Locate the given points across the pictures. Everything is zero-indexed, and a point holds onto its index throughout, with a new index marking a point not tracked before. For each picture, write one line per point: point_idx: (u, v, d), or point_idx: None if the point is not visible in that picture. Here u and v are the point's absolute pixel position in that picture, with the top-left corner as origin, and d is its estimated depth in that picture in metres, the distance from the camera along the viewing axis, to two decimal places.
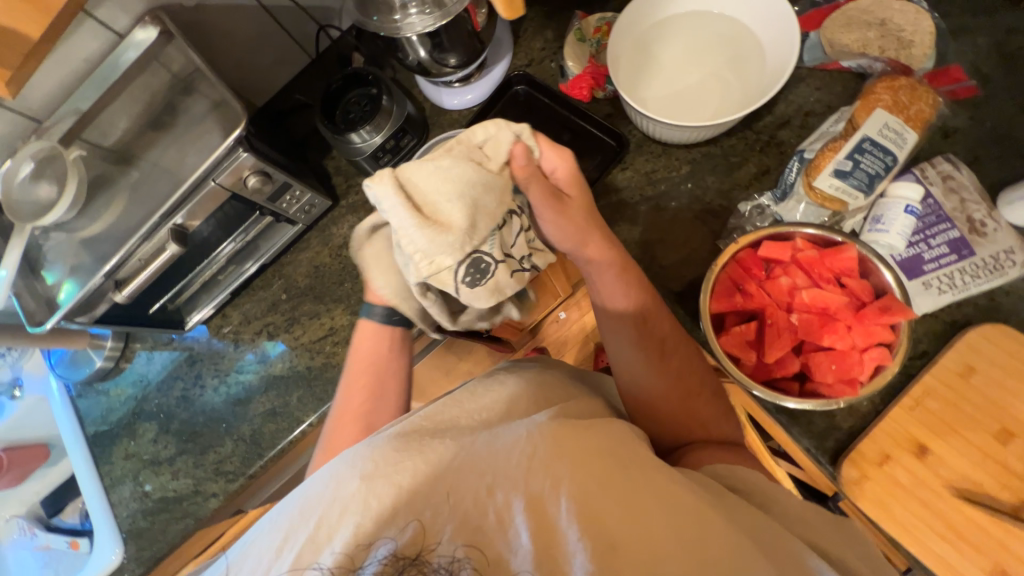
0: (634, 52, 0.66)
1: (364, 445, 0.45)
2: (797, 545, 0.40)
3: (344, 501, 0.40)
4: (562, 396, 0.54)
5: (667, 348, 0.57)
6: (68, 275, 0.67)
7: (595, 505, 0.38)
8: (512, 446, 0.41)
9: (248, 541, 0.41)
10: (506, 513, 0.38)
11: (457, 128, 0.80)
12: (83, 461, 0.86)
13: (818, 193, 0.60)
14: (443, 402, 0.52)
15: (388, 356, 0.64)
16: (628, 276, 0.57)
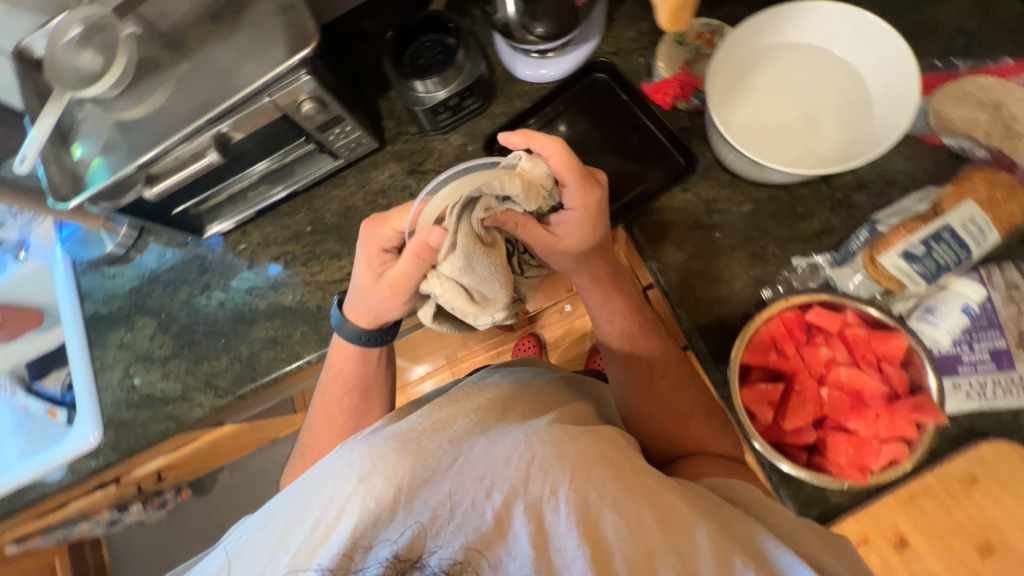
0: (734, 71, 0.62)
1: (362, 445, 0.44)
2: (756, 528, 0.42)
3: (341, 500, 0.39)
4: (555, 402, 0.55)
5: (655, 373, 0.59)
6: (99, 153, 0.64)
7: (591, 506, 0.38)
8: (511, 451, 0.41)
9: (246, 538, 0.42)
10: (506, 515, 0.38)
11: (524, 101, 0.76)
12: (77, 338, 0.86)
13: (879, 270, 0.57)
14: (441, 400, 0.51)
15: (372, 375, 0.67)
16: (613, 303, 0.61)
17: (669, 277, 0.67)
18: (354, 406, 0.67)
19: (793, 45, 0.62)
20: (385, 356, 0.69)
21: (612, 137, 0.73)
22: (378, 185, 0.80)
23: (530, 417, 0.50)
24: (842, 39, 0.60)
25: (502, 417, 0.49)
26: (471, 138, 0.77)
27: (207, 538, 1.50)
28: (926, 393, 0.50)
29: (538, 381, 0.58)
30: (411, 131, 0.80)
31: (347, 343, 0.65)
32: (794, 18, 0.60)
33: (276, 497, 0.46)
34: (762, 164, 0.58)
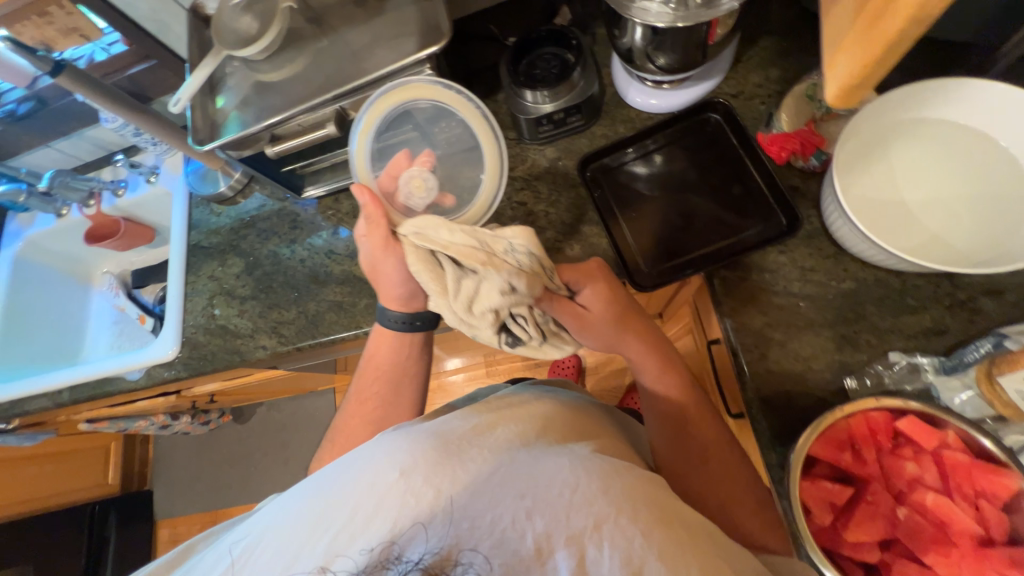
0: (867, 138, 0.57)
1: (404, 437, 0.46)
2: None
3: (381, 493, 0.41)
4: (593, 428, 0.53)
5: (707, 457, 0.54)
6: (236, 108, 0.71)
7: (636, 554, 0.36)
8: (554, 475, 0.41)
9: (284, 509, 0.44)
10: (547, 548, 0.38)
11: (628, 128, 0.75)
12: (179, 262, 0.96)
13: (994, 391, 0.50)
14: (483, 406, 0.52)
15: (404, 364, 0.69)
16: (669, 376, 0.58)
17: (742, 338, 0.63)
18: (396, 384, 0.70)
19: (945, 121, 0.56)
20: (420, 342, 0.70)
21: (711, 180, 0.70)
22: None
23: (571, 439, 0.49)
24: (1010, 125, 0.53)
25: (541, 433, 0.48)
26: (565, 154, 0.76)
27: (234, 463, 1.62)
28: None
29: (575, 404, 0.57)
30: (509, 136, 0.79)
31: (386, 332, 0.68)
32: (956, 93, 0.54)
33: (316, 474, 0.48)
34: (880, 245, 0.53)
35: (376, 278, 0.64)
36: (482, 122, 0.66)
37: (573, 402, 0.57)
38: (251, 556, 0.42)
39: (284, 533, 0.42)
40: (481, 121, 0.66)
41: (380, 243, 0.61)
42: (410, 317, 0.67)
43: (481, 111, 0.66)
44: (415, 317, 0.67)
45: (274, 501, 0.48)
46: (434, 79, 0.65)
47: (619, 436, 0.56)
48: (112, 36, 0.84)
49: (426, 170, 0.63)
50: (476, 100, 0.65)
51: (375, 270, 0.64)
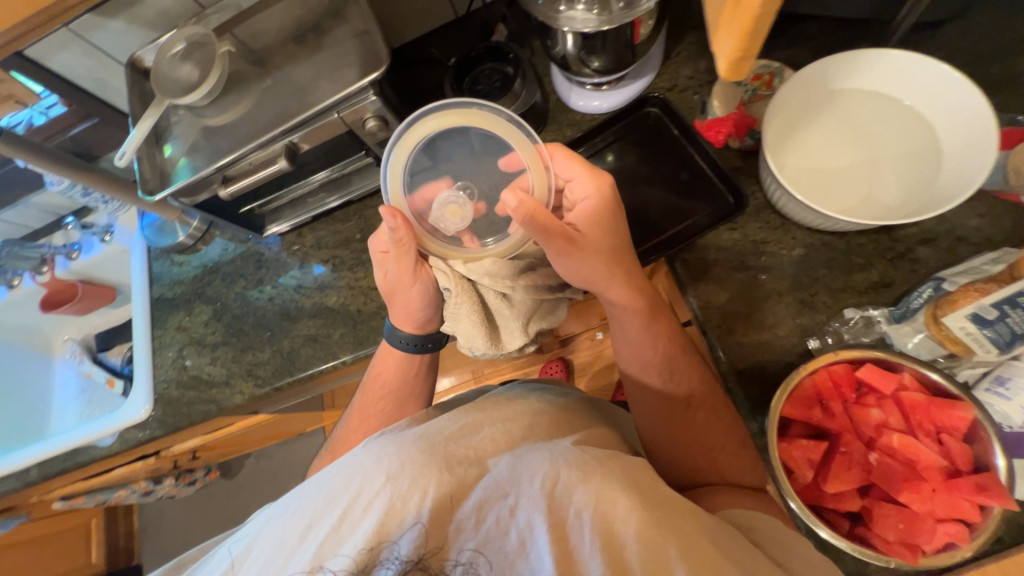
0: (791, 113, 0.61)
1: (392, 443, 0.46)
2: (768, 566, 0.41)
3: (368, 496, 0.40)
4: (578, 422, 0.54)
5: (692, 407, 0.56)
6: (185, 154, 0.71)
7: (619, 537, 0.38)
8: (536, 469, 0.41)
9: (271, 519, 0.44)
10: (530, 537, 0.38)
11: (575, 130, 0.78)
12: (143, 317, 0.94)
13: (943, 331, 0.53)
14: (469, 410, 0.52)
15: (411, 382, 0.70)
16: (658, 334, 0.57)
17: (709, 315, 0.65)
18: (395, 405, 0.68)
19: (856, 90, 0.61)
20: (427, 363, 0.71)
21: (661, 170, 0.73)
22: None
23: (556, 435, 0.50)
24: (914, 86, 0.58)
25: (528, 434, 0.49)
26: None
27: (228, 521, 1.55)
28: (992, 472, 0.45)
29: (559, 399, 0.58)
30: None
31: (393, 350, 0.69)
32: (861, 64, 0.58)
33: (299, 489, 0.47)
34: (819, 211, 0.56)
35: (393, 299, 0.65)
36: (537, 159, 0.59)
37: (560, 398, 0.58)
38: (245, 559, 0.42)
39: (269, 553, 0.41)
40: (539, 166, 0.59)
41: (409, 269, 0.62)
42: (420, 339, 0.67)
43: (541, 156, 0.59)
44: (425, 339, 0.68)
45: (258, 517, 0.47)
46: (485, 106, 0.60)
47: (607, 427, 0.56)
48: (50, 98, 0.84)
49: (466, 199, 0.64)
50: (539, 142, 0.59)
51: (393, 285, 0.64)
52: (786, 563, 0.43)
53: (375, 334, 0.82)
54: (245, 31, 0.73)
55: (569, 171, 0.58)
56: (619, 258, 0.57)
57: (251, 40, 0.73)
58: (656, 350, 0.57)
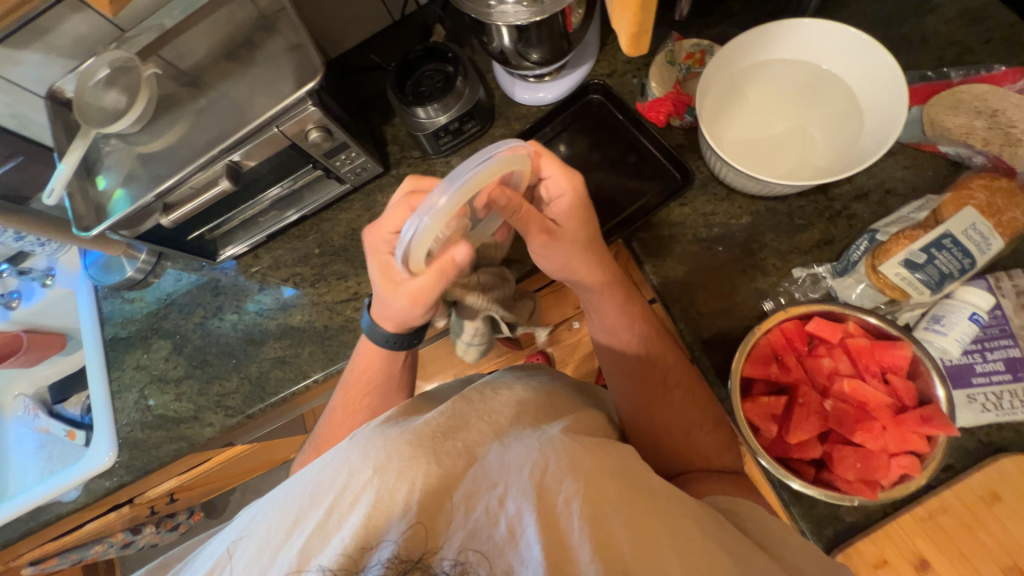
0: (723, 87, 0.64)
1: (378, 434, 0.46)
2: (744, 540, 0.43)
3: (356, 490, 0.41)
4: (563, 405, 0.55)
5: (669, 381, 0.57)
6: (120, 184, 0.67)
7: (605, 522, 0.38)
8: (524, 458, 0.42)
9: (254, 518, 0.43)
10: (519, 527, 0.38)
11: (523, 124, 0.79)
12: (97, 361, 0.89)
13: (880, 279, 0.57)
14: (457, 402, 0.50)
15: (396, 377, 0.66)
16: (622, 311, 0.58)
17: (670, 289, 0.67)
18: (376, 407, 0.65)
19: (780, 60, 0.64)
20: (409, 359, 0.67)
21: (610, 155, 0.75)
22: (384, 208, 0.83)
23: (542, 421, 0.50)
24: (832, 53, 0.61)
25: (515, 421, 0.49)
26: None
27: None
28: (936, 405, 0.48)
29: (545, 382, 0.58)
30: (415, 155, 0.83)
31: (372, 345, 0.64)
32: (781, 34, 0.61)
33: (280, 485, 0.46)
34: (762, 179, 0.58)
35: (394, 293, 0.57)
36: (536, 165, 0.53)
37: (546, 382, 0.59)
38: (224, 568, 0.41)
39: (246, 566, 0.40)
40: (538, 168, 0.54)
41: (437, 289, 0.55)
42: (402, 337, 0.62)
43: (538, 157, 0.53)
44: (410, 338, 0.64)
45: (240, 515, 0.46)
46: (490, 157, 0.44)
47: (587, 408, 0.57)
48: None
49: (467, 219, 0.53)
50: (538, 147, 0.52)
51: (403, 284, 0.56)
52: (757, 534, 0.45)
53: (346, 349, 0.80)
54: (172, 51, 0.70)
55: (545, 169, 0.53)
56: (583, 240, 0.56)
57: (179, 60, 0.71)
58: (624, 330, 0.59)
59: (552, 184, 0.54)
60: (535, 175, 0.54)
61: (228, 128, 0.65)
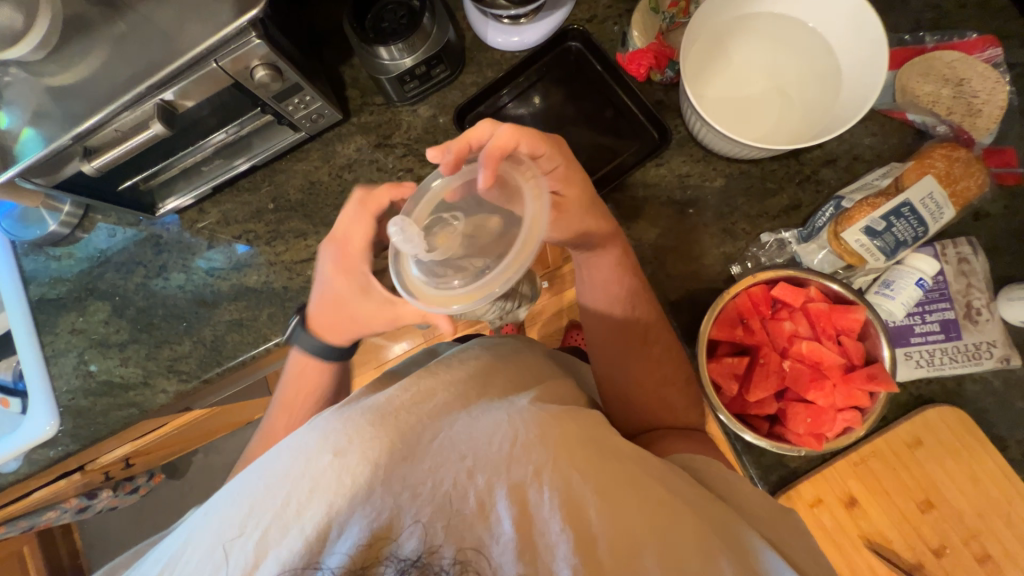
0: (707, 39, 0.61)
1: (338, 418, 0.45)
2: (708, 497, 0.45)
3: (315, 478, 0.40)
4: (537, 375, 0.55)
5: (648, 342, 0.58)
6: (27, 124, 0.58)
7: (575, 490, 0.40)
8: (493, 432, 0.43)
9: (208, 515, 0.42)
10: (489, 502, 0.39)
11: (496, 71, 0.73)
12: (24, 324, 0.81)
13: (841, 245, 0.59)
14: (419, 374, 0.50)
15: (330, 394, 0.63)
16: (597, 276, 0.58)
17: (642, 252, 0.67)
18: (315, 399, 0.62)
19: (766, 13, 0.61)
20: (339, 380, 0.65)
21: (585, 110, 0.72)
22: (344, 159, 0.77)
23: (511, 392, 0.50)
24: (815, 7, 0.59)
25: (482, 392, 0.49)
26: (440, 109, 0.74)
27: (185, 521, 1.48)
28: (881, 364, 0.52)
29: (517, 354, 0.58)
30: (377, 101, 0.76)
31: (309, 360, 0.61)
32: None
33: (229, 484, 0.45)
34: (740, 142, 0.57)
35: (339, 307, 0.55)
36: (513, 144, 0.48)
37: (518, 352, 0.58)
38: (175, 567, 0.40)
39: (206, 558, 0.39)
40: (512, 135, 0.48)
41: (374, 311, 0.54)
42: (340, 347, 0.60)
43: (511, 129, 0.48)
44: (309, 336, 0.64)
45: (193, 515, 0.44)
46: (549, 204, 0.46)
47: (559, 374, 0.58)
48: None
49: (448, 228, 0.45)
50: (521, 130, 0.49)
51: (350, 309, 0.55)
52: (720, 491, 0.47)
53: None
54: None
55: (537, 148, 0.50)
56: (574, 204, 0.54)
57: None
58: (601, 294, 0.59)
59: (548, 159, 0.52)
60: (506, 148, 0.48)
61: (155, 61, 0.55)
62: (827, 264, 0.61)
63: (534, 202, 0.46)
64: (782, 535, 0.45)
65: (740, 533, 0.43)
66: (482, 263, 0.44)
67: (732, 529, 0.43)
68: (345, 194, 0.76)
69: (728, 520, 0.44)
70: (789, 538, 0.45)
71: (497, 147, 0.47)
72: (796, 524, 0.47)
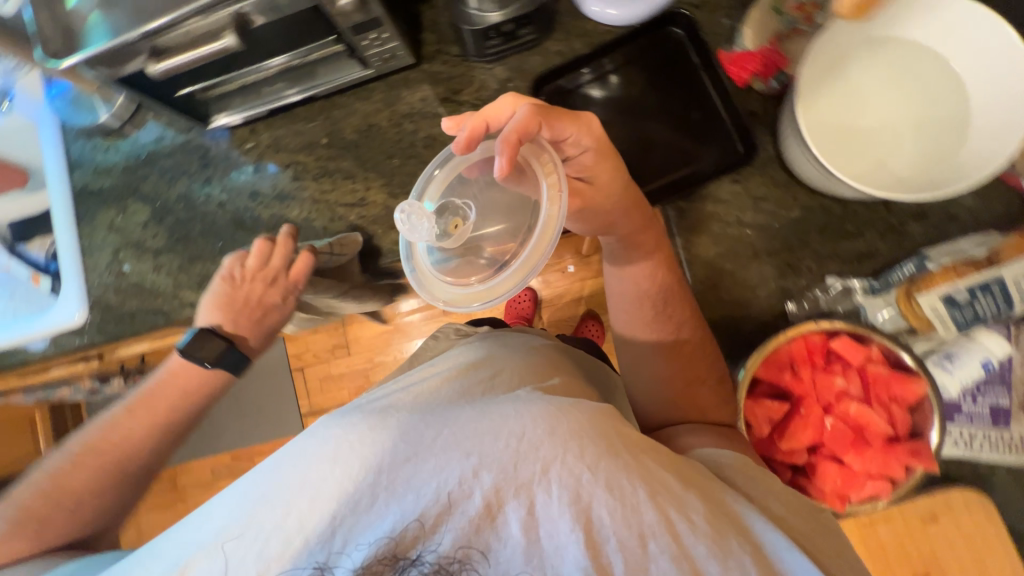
0: (829, 56, 0.55)
1: (336, 425, 0.45)
2: (718, 487, 0.44)
3: (315, 489, 0.40)
4: (547, 369, 0.55)
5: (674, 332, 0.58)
6: (97, 8, 0.55)
7: (584, 489, 0.39)
8: (499, 427, 0.43)
9: (203, 531, 0.42)
10: (497, 504, 0.39)
11: (586, 44, 0.68)
12: (65, 211, 0.81)
13: (913, 307, 0.56)
14: (424, 385, 0.51)
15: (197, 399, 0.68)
16: (637, 268, 0.57)
17: (696, 270, 0.64)
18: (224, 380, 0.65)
19: (898, 41, 0.55)
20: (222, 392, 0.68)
21: (670, 106, 0.67)
22: (407, 108, 0.73)
23: (523, 384, 0.51)
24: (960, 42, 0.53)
25: (486, 390, 0.49)
26: (517, 74, 0.70)
27: None
28: (925, 441, 0.50)
29: (530, 351, 0.58)
30: (453, 52, 0.71)
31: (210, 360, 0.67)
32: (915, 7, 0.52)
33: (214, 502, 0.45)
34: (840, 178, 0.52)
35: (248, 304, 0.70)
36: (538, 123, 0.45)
37: (529, 349, 0.58)
38: None
39: (210, 556, 0.40)
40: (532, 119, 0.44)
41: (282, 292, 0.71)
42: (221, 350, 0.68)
43: (535, 112, 0.44)
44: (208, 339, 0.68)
45: (195, 512, 0.45)
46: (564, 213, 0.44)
47: (575, 375, 0.57)
48: None
49: (454, 218, 0.47)
50: (545, 113, 0.45)
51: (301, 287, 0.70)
52: (746, 491, 0.46)
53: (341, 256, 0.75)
54: None
55: (561, 133, 0.47)
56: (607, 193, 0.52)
57: None
58: (641, 301, 0.58)
59: (574, 144, 0.49)
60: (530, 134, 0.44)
61: None
62: (890, 325, 0.59)
63: (550, 202, 0.44)
64: (802, 532, 0.43)
65: (753, 522, 0.42)
66: (484, 269, 0.45)
67: (745, 520, 0.42)
68: (401, 145, 0.73)
69: (738, 509, 0.43)
70: (820, 543, 0.43)
71: (515, 132, 0.43)
72: (824, 527, 0.45)
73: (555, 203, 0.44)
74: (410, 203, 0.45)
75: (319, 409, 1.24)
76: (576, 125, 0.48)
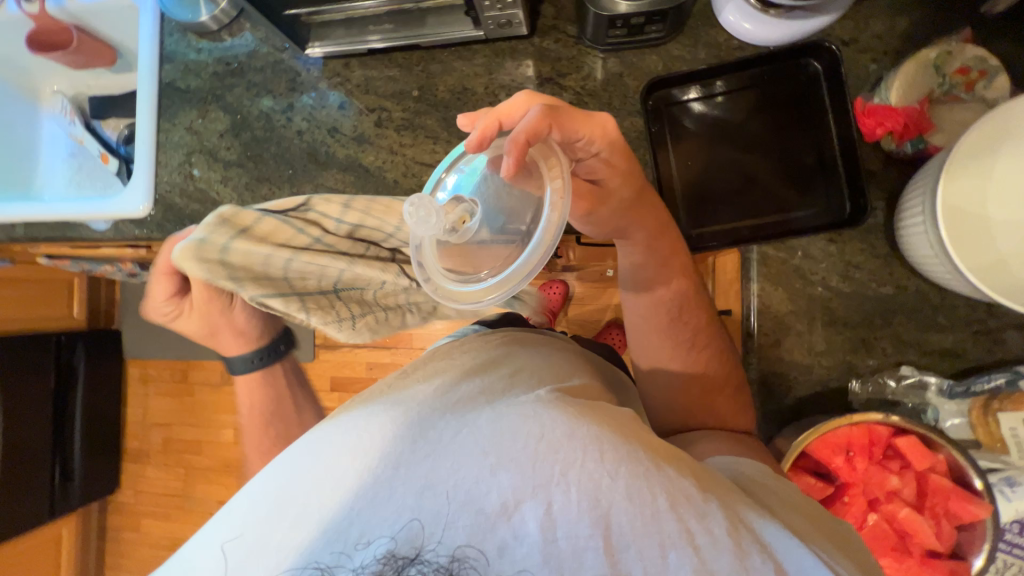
0: (987, 136, 0.49)
1: (359, 417, 0.45)
2: (732, 492, 0.42)
3: (335, 482, 0.41)
4: (570, 369, 0.53)
5: (698, 342, 0.57)
6: None
7: (603, 494, 0.39)
8: (518, 429, 0.42)
9: (230, 510, 0.43)
10: (513, 503, 0.38)
11: (711, 56, 0.63)
12: (148, 102, 0.81)
13: (989, 424, 0.55)
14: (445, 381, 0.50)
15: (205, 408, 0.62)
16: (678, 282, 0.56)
17: (763, 321, 0.61)
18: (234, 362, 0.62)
19: None
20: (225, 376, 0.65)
21: (784, 142, 0.62)
22: (507, 79, 0.70)
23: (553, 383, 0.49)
24: None
25: (509, 385, 0.48)
26: (630, 70, 0.65)
27: None
28: (966, 562, 0.50)
29: (553, 352, 0.56)
30: (569, 31, 0.67)
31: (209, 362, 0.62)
32: None
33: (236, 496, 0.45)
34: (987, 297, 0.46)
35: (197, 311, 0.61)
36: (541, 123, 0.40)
37: (550, 350, 0.57)
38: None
39: (219, 560, 0.40)
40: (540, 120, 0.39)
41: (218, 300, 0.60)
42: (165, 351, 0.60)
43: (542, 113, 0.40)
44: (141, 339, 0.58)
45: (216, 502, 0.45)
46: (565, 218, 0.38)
47: (603, 380, 0.56)
48: None
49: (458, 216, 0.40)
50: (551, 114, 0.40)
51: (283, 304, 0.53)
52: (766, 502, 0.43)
53: None
54: None
55: (571, 136, 0.43)
56: (614, 200, 0.51)
57: None
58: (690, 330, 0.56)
59: (583, 147, 0.45)
60: (542, 133, 0.40)
61: None
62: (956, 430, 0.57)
63: (552, 207, 0.38)
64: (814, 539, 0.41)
65: (762, 527, 0.40)
66: (493, 268, 0.39)
67: (752, 522, 0.40)
68: None
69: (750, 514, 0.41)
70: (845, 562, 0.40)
71: (525, 133, 0.38)
72: (845, 540, 0.42)
73: (559, 205, 0.38)
74: (416, 198, 0.38)
75: (332, 344, 1.26)
76: (587, 126, 0.44)
